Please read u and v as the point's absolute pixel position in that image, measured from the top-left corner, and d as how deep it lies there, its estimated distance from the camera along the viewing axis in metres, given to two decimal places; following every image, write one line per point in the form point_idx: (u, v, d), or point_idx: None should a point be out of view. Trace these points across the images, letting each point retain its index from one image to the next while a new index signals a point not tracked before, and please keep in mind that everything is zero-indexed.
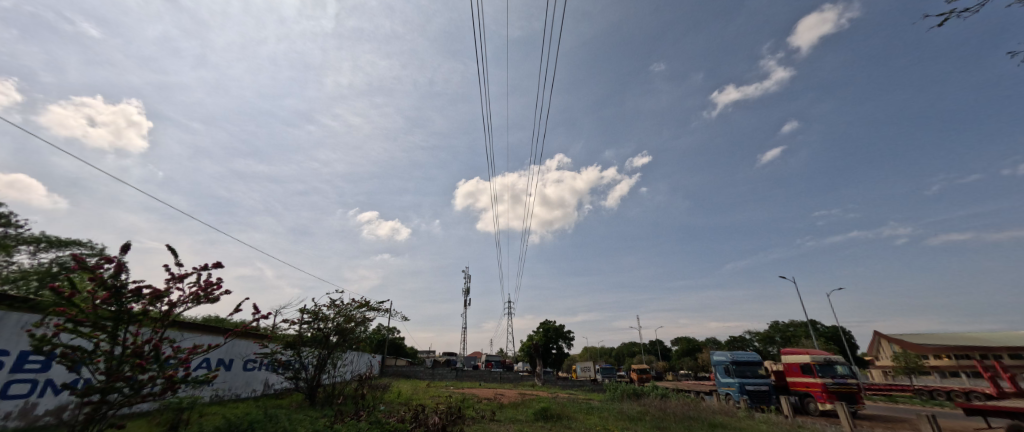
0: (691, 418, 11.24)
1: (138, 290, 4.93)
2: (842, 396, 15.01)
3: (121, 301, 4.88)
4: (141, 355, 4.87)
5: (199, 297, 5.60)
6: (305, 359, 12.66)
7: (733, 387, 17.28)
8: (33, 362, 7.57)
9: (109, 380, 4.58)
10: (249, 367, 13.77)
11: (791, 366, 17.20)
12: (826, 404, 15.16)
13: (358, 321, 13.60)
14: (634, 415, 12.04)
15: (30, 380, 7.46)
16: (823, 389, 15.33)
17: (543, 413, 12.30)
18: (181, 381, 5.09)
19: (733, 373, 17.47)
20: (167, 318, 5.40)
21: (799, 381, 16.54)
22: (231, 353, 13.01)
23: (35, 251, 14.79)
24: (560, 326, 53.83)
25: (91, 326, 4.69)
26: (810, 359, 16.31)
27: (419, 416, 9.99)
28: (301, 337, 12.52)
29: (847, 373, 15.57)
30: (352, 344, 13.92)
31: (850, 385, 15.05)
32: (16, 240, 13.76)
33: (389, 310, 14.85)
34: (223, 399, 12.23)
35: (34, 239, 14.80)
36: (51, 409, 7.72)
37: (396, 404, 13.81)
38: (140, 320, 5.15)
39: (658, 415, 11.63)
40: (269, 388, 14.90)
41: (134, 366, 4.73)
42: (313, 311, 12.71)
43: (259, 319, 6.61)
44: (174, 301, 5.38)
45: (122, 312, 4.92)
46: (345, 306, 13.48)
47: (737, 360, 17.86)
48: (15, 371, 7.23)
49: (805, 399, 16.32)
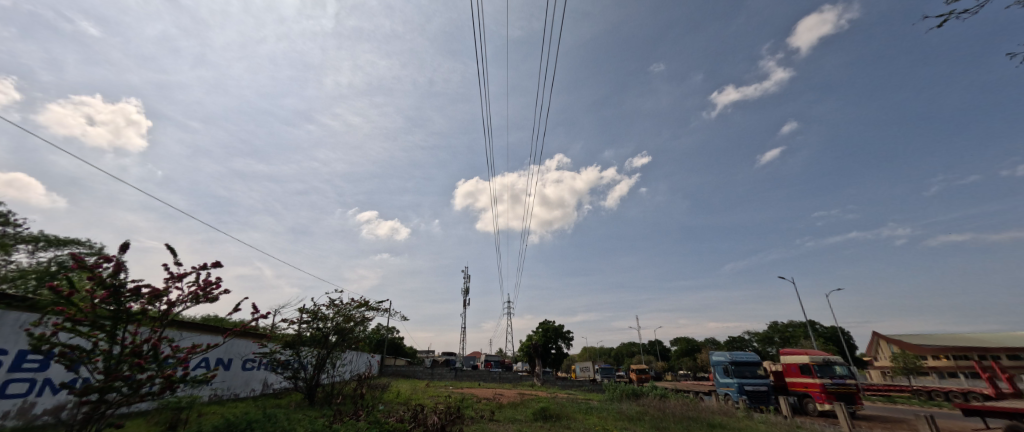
0: (690, 419, 11.22)
1: (138, 289, 4.93)
2: (841, 396, 15.02)
3: (120, 300, 4.87)
4: (140, 354, 4.86)
5: (199, 297, 5.60)
6: (305, 359, 12.65)
7: (732, 387, 17.29)
8: (32, 361, 7.56)
9: (107, 379, 4.56)
10: (248, 367, 13.76)
11: (790, 367, 17.21)
12: (825, 405, 15.16)
13: (358, 321, 13.61)
14: (633, 415, 12.04)
15: (28, 379, 7.45)
16: (822, 389, 15.35)
17: (542, 414, 12.30)
18: (180, 381, 5.08)
19: (732, 374, 17.48)
20: (166, 317, 5.38)
21: (798, 382, 16.55)
22: (231, 353, 13.01)
23: (34, 250, 14.76)
24: (559, 326, 53.84)
25: (90, 325, 4.69)
26: (809, 359, 16.32)
27: (419, 416, 9.99)
28: (300, 337, 12.53)
29: (845, 373, 15.59)
30: (352, 344, 13.93)
31: (849, 385, 15.06)
32: (15, 239, 13.74)
33: (389, 310, 14.86)
34: (223, 399, 12.25)
35: (33, 238, 14.76)
36: (50, 409, 7.71)
37: (395, 404, 13.80)
38: (139, 320, 5.15)
39: (657, 415, 11.63)
40: (269, 387, 14.90)
41: (133, 366, 4.72)
42: (312, 310, 12.70)
43: (259, 319, 6.60)
44: (173, 301, 5.38)
45: (120, 311, 4.92)
46: (345, 305, 13.49)
47: (737, 360, 17.88)
48: (13, 370, 7.21)
49: (805, 400, 16.32)
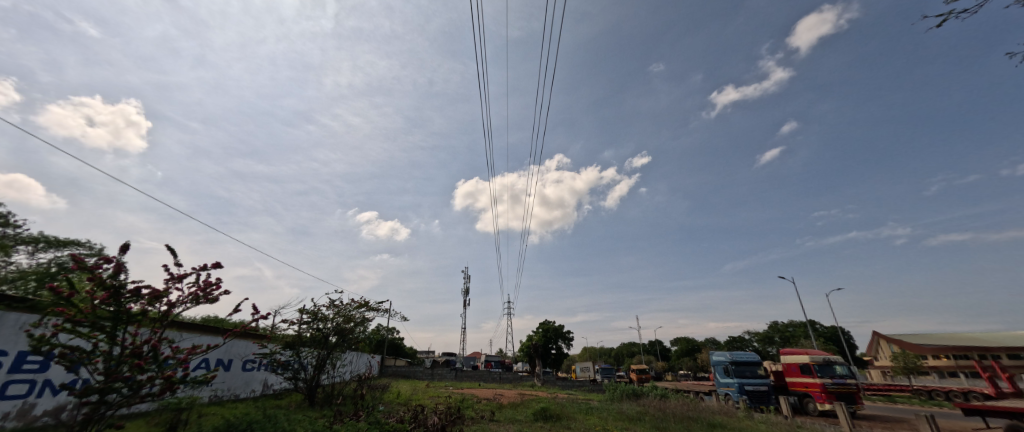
0: (690, 419, 11.21)
1: (138, 289, 4.93)
2: (841, 396, 15.02)
3: (120, 301, 4.87)
4: (141, 355, 4.86)
5: (199, 297, 5.60)
6: (305, 359, 12.64)
7: (732, 387, 17.28)
8: (31, 363, 7.55)
9: (108, 380, 4.56)
10: (248, 368, 13.75)
11: (790, 366, 17.21)
12: (825, 404, 15.15)
13: (358, 322, 13.61)
14: (633, 415, 12.02)
15: (29, 380, 7.45)
16: (822, 389, 15.35)
17: (543, 414, 12.29)
18: (180, 382, 5.09)
19: (733, 374, 17.48)
20: (166, 318, 5.39)
21: (799, 381, 16.55)
22: (231, 353, 13.01)
23: (34, 251, 14.76)
24: (559, 326, 53.84)
25: (90, 326, 4.69)
26: (809, 359, 16.31)
27: (419, 417, 9.97)
28: (300, 338, 12.54)
29: (846, 373, 15.60)
30: (352, 344, 13.93)
31: (849, 385, 15.06)
32: (15, 240, 13.73)
33: (389, 310, 14.87)
34: (223, 399, 12.25)
35: (33, 239, 14.76)
36: (50, 410, 7.70)
37: (395, 404, 13.79)
38: (139, 320, 5.15)
39: (657, 415, 11.63)
40: (269, 388, 14.90)
41: (133, 367, 4.72)
42: (312, 311, 12.70)
43: (259, 319, 6.60)
44: (173, 301, 5.38)
45: (121, 313, 4.92)
46: (345, 306, 13.49)
47: (737, 360, 17.88)
48: (13, 371, 7.21)
49: (805, 400, 16.31)
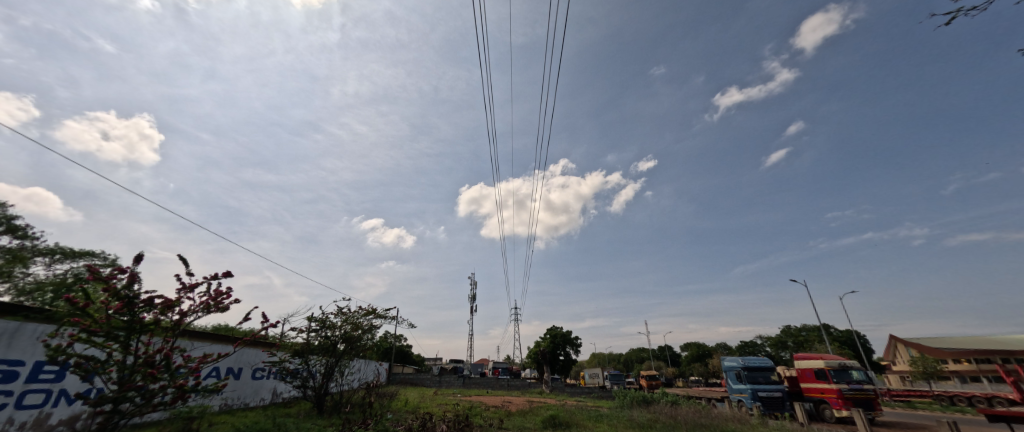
0: (701, 426, 10.97)
1: (150, 299, 5.01)
2: (859, 403, 14.62)
3: (133, 310, 4.94)
4: (153, 364, 4.89)
5: (210, 306, 5.66)
6: (313, 367, 12.73)
7: (745, 393, 16.92)
8: (48, 372, 7.64)
9: (121, 389, 4.62)
10: (257, 376, 13.77)
11: (806, 372, 16.80)
12: (843, 411, 14.73)
13: (365, 329, 13.63)
14: (643, 423, 11.81)
15: (45, 390, 7.55)
16: (839, 395, 14.96)
17: (552, 421, 12.14)
18: (192, 391, 5.11)
19: (745, 380, 17.15)
20: (178, 327, 5.43)
21: (813, 387, 16.20)
22: (240, 362, 13.13)
23: (50, 262, 15.11)
24: (566, 333, 53.31)
25: (104, 335, 4.73)
26: (824, 364, 16.02)
27: (427, 424, 9.94)
28: (309, 345, 12.65)
29: (862, 378, 15.23)
30: (359, 352, 13.87)
31: (866, 391, 14.66)
32: (32, 252, 14.05)
33: (396, 317, 14.90)
34: (232, 408, 12.35)
35: (50, 251, 15.12)
36: (65, 419, 7.83)
37: (402, 412, 13.73)
38: (151, 330, 5.18)
39: (669, 423, 11.38)
40: (277, 396, 14.97)
41: (147, 376, 4.75)
42: (320, 318, 12.80)
43: (270, 328, 6.56)
44: (185, 311, 5.44)
45: (135, 322, 4.97)
46: (352, 313, 13.56)
47: (749, 366, 17.57)
48: (30, 381, 7.32)
49: (820, 406, 15.90)
